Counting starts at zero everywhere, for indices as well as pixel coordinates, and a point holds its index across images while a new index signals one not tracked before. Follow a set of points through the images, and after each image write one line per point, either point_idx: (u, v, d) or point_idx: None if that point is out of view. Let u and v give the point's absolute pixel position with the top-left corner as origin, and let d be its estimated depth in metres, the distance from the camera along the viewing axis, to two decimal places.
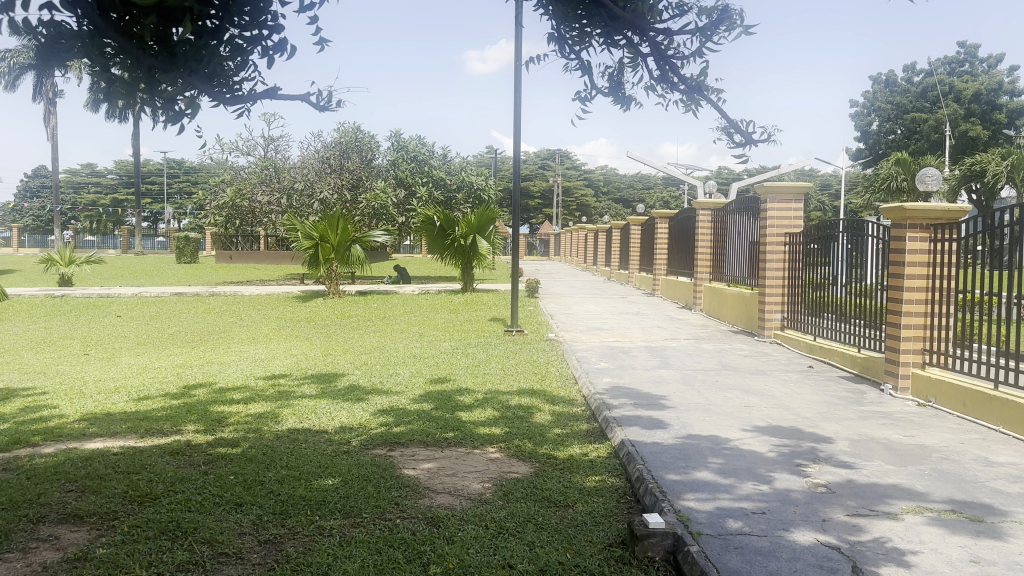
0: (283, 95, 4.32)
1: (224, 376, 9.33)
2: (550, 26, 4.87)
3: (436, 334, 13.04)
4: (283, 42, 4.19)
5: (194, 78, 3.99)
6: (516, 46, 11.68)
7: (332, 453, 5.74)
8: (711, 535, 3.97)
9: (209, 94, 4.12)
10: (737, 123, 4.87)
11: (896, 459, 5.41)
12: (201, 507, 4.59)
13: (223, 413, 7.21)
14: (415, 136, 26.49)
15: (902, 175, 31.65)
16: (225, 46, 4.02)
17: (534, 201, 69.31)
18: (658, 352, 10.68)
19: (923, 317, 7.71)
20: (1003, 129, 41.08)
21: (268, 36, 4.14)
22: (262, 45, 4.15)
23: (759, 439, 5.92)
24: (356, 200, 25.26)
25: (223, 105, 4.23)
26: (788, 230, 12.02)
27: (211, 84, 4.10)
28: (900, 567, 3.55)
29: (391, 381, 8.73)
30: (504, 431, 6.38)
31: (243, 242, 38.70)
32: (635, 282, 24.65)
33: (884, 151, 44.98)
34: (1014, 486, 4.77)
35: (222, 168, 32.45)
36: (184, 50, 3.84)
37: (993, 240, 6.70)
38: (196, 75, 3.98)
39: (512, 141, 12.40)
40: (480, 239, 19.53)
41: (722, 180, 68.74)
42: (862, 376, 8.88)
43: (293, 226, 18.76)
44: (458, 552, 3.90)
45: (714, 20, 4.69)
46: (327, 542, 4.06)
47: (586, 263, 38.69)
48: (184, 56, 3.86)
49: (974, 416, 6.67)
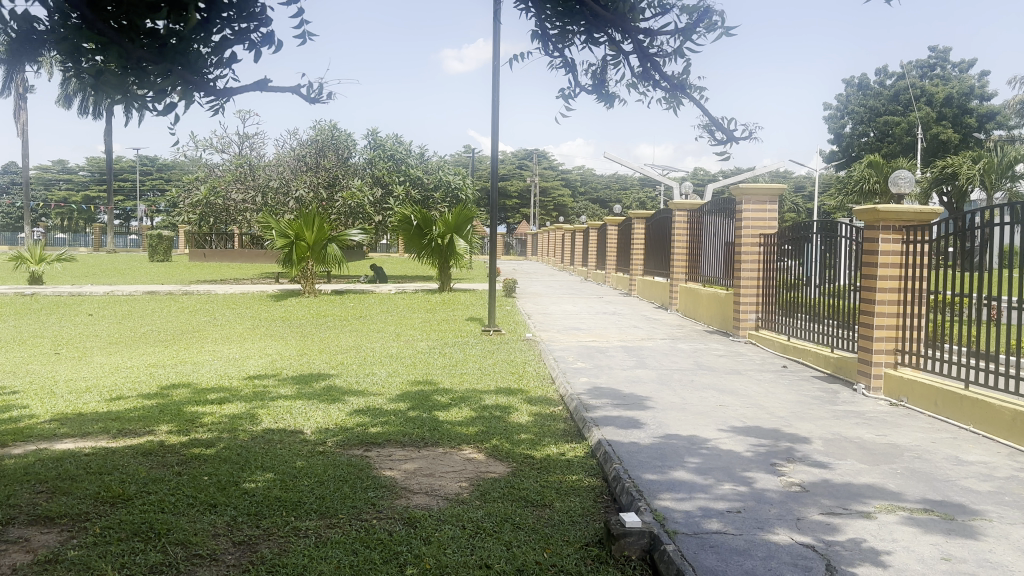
0: (273, 87, 4.27)
1: (198, 375, 9.22)
2: (533, 23, 4.84)
3: (412, 334, 12.98)
4: (272, 34, 4.15)
5: (187, 72, 3.93)
6: (494, 45, 11.66)
7: (308, 454, 5.71)
8: (687, 535, 3.99)
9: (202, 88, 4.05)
10: (719, 121, 4.88)
11: (869, 458, 5.47)
12: (174, 508, 4.55)
13: (196, 413, 7.13)
14: (392, 135, 26.32)
15: (875, 178, 32.05)
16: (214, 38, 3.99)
17: (512, 200, 69.38)
18: (634, 352, 10.71)
19: (896, 317, 7.81)
20: (973, 133, 41.72)
21: (257, 28, 4.10)
22: (251, 38, 4.11)
23: (736, 439, 5.95)
24: (333, 198, 25.07)
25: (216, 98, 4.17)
26: (764, 230, 12.12)
27: (201, 79, 4.04)
28: (874, 566, 3.59)
29: (369, 381, 8.68)
30: (480, 431, 6.38)
31: (217, 240, 38.27)
32: (613, 282, 24.73)
33: (857, 154, 45.54)
34: (984, 485, 4.85)
35: (196, 166, 32.00)
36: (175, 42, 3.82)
37: (964, 242, 6.80)
38: (188, 69, 3.92)
39: (490, 139, 12.32)
40: (457, 239, 19.46)
41: (698, 182, 69.25)
42: (835, 376, 8.99)
43: (268, 224, 18.58)
44: (435, 552, 3.89)
45: (695, 20, 4.71)
46: (303, 543, 4.04)
47: (563, 264, 38.73)
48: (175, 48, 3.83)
49: (945, 416, 6.78)
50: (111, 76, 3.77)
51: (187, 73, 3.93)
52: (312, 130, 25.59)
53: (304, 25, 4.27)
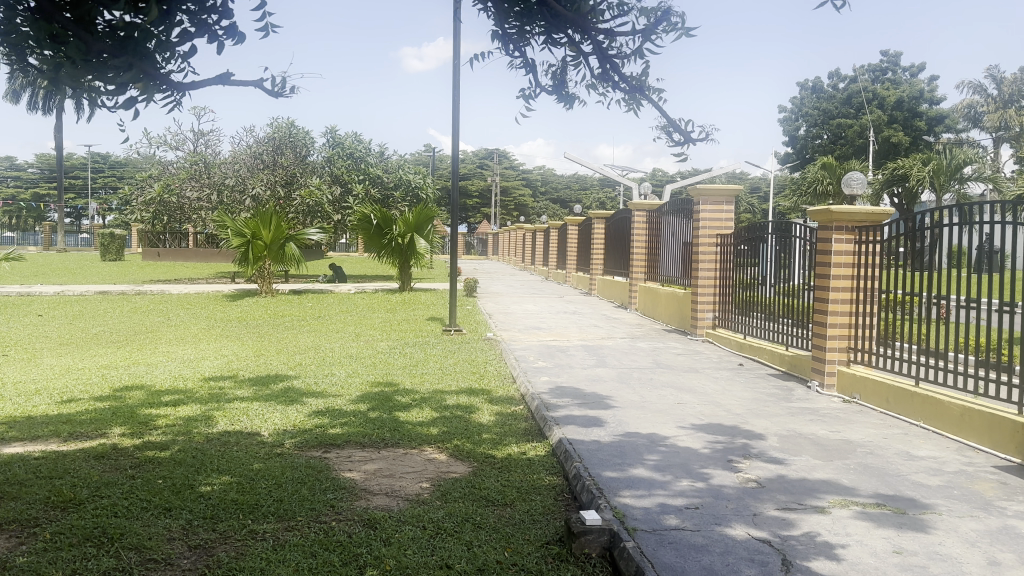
0: (235, 81, 4.20)
1: (152, 376, 9.04)
2: (492, 23, 4.85)
3: (372, 334, 12.89)
4: (234, 27, 4.09)
5: (147, 65, 3.85)
6: (454, 43, 11.63)
7: (266, 456, 5.63)
8: (647, 531, 4.03)
9: (163, 82, 3.97)
10: (676, 122, 4.93)
11: (823, 454, 5.60)
12: (128, 511, 4.45)
13: (151, 415, 6.99)
14: (351, 133, 26.09)
15: (828, 180, 32.70)
16: (175, 29, 3.91)
17: (473, 199, 69.22)
18: (594, 351, 10.77)
19: (848, 316, 7.99)
20: (923, 135, 42.81)
21: (218, 21, 4.03)
22: (213, 30, 4.04)
23: (694, 437, 6.03)
24: (290, 197, 24.75)
25: (176, 91, 4.09)
26: (721, 231, 12.29)
27: (162, 72, 3.96)
28: (829, 560, 3.67)
29: (328, 381, 8.60)
30: (441, 431, 6.36)
31: (171, 240, 37.54)
32: (573, 282, 24.84)
33: (811, 156, 46.46)
34: (934, 479, 4.99)
35: (149, 164, 31.33)
36: (134, 34, 3.73)
37: (914, 242, 6.98)
38: (148, 61, 3.84)
39: (451, 138, 12.28)
40: (417, 238, 19.36)
41: (657, 183, 69.92)
42: (789, 374, 9.16)
43: (223, 223, 18.28)
44: (395, 553, 3.87)
45: (655, 21, 4.76)
46: (261, 546, 3.99)
47: (524, 264, 38.84)
48: (135, 39, 3.74)
49: (896, 412, 6.97)
50: (67, 68, 3.67)
51: (149, 66, 3.85)
52: (270, 128, 25.30)
53: (265, 17, 4.21)
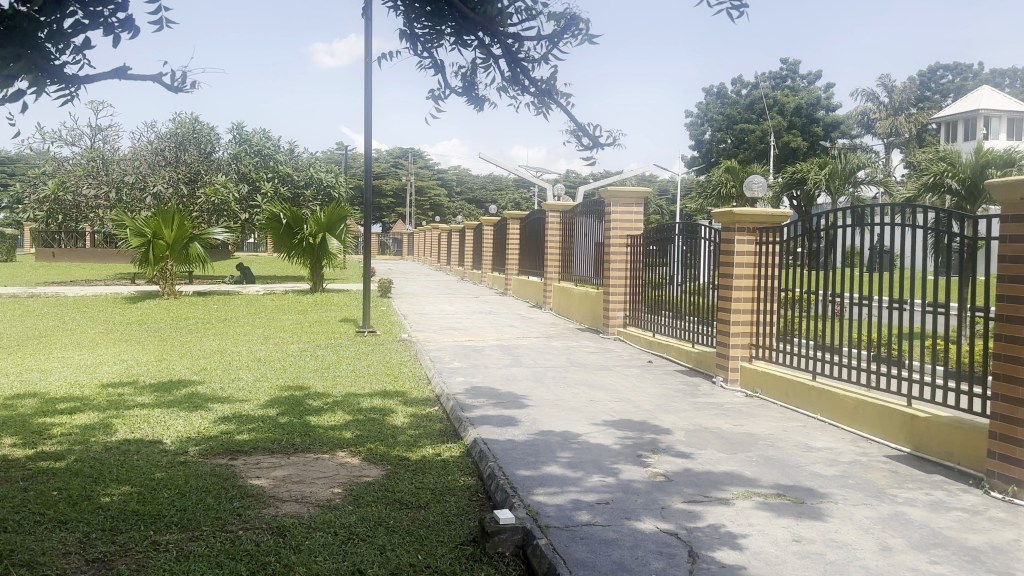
0: (133, 75, 4.02)
1: (44, 383, 8.56)
2: (401, 22, 4.80)
3: (282, 337, 12.58)
4: (131, 20, 3.91)
5: (37, 57, 3.64)
6: (366, 41, 11.48)
7: (168, 464, 5.41)
8: (559, 528, 4.08)
9: (54, 75, 3.76)
10: (585, 126, 4.99)
11: (727, 447, 5.80)
12: (18, 527, 4.20)
13: (43, 424, 6.62)
14: (259, 130, 25.42)
15: (732, 183, 33.83)
16: (66, 20, 3.72)
17: (387, 199, 68.48)
18: (508, 351, 10.83)
19: (750, 314, 8.31)
20: (820, 141, 44.84)
21: (114, 12, 3.84)
22: (108, 22, 3.85)
23: (605, 433, 6.15)
24: (195, 195, 23.88)
25: (69, 85, 3.88)
26: (631, 231, 12.57)
27: (54, 64, 3.75)
28: (733, 550, 3.80)
29: (236, 386, 8.35)
30: (354, 435, 6.27)
31: (66, 240, 35.68)
32: (488, 282, 24.91)
33: (716, 159, 48.04)
34: (829, 469, 5.24)
35: (41, 159, 29.69)
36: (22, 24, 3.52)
37: (811, 243, 7.31)
38: (38, 52, 3.63)
39: (363, 136, 12.11)
40: (329, 238, 19.01)
41: (570, 184, 70.82)
42: (696, 370, 9.46)
43: (122, 222, 17.49)
44: (305, 560, 3.79)
45: (562, 27, 4.81)
46: (164, 557, 3.83)
47: (439, 264, 38.70)
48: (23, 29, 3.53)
49: (795, 405, 7.28)
50: None
51: (40, 57, 3.65)
52: (172, 123, 24.48)
53: (164, 10, 4.05)
